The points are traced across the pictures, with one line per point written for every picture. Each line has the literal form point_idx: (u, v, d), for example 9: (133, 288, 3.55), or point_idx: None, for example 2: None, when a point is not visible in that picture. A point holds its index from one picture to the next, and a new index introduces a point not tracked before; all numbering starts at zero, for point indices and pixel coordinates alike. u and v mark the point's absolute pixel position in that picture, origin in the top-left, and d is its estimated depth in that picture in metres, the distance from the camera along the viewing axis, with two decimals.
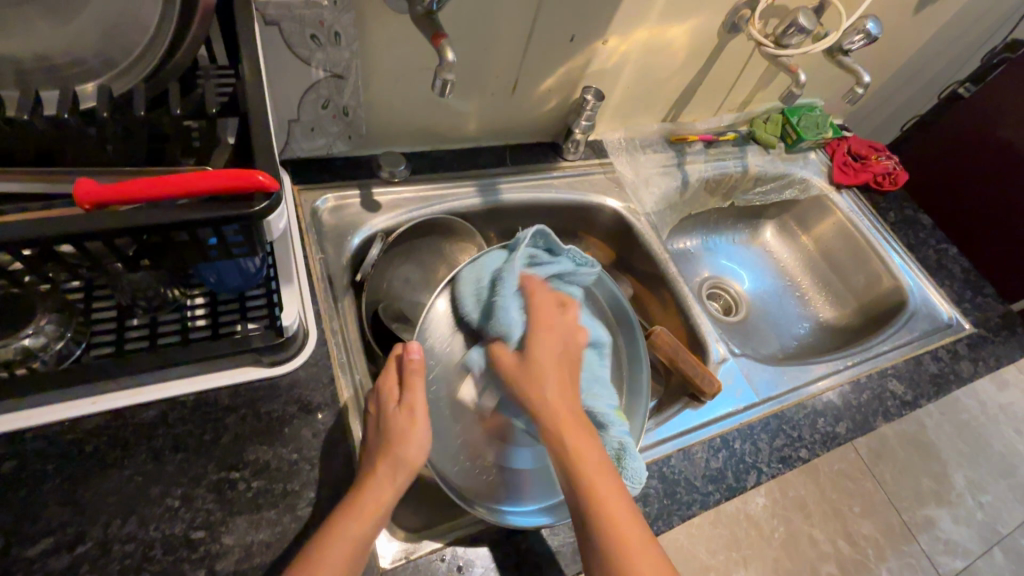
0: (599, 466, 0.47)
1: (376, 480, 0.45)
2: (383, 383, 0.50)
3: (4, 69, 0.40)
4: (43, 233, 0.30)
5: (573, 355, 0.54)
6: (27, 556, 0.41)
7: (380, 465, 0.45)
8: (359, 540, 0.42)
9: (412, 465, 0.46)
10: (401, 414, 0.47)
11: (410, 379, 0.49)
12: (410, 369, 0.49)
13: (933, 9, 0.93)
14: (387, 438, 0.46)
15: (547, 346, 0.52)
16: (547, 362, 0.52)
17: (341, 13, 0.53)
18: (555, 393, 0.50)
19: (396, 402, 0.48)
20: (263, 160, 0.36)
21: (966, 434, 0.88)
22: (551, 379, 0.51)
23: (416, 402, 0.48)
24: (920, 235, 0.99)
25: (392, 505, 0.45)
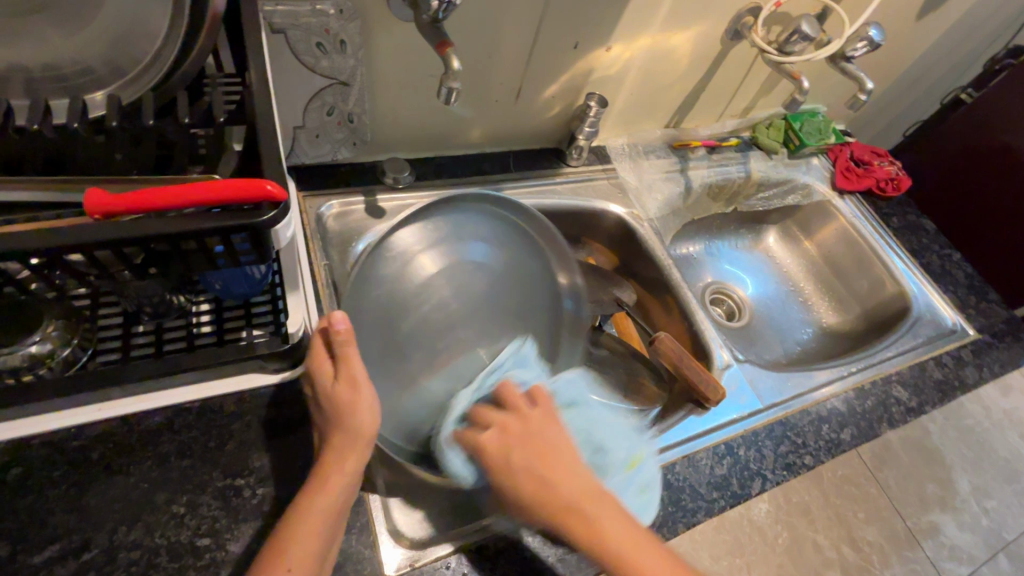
0: (621, 528, 0.44)
1: (334, 454, 0.45)
2: (315, 357, 0.47)
3: (14, 79, 0.40)
4: (53, 242, 0.31)
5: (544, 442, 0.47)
6: (32, 564, 0.41)
7: (336, 438, 0.45)
8: (328, 514, 0.43)
9: (366, 434, 0.45)
10: (341, 385, 0.45)
11: (341, 350, 0.46)
12: (339, 342, 0.45)
13: (935, 15, 0.93)
14: (336, 412, 0.45)
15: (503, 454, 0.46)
16: (518, 472, 0.45)
17: (346, 21, 0.53)
18: (537, 499, 0.44)
19: (332, 376, 0.46)
20: (271, 170, 0.37)
21: (970, 439, 0.88)
22: (529, 464, 0.45)
23: (355, 371, 0.45)
24: (923, 241, 0.99)
25: (357, 476, 0.45)
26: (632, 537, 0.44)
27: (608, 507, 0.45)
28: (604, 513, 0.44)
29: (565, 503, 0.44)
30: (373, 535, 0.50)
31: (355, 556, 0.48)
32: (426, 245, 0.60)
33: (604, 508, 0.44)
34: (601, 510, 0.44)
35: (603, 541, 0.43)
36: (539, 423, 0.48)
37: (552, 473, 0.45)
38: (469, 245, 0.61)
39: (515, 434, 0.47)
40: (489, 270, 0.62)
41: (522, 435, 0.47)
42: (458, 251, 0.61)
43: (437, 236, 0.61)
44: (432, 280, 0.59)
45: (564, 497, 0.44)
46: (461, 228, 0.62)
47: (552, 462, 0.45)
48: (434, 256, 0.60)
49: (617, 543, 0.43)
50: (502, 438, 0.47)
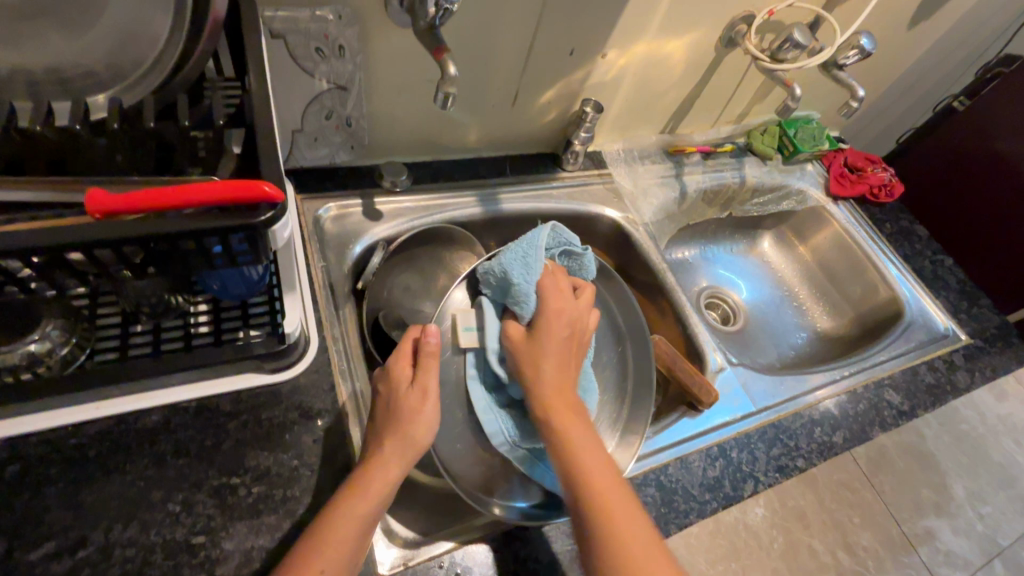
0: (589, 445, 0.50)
1: (385, 457, 0.46)
2: (394, 364, 0.52)
3: (16, 81, 0.40)
4: (53, 240, 0.31)
5: (579, 336, 0.56)
6: (28, 560, 0.41)
7: (390, 441, 0.47)
8: (367, 515, 0.43)
9: (422, 440, 0.48)
10: (413, 391, 0.49)
11: (424, 360, 0.51)
12: (427, 351, 0.51)
13: (926, 24, 0.95)
14: (402, 416, 0.48)
15: (556, 325, 0.54)
16: (554, 342, 0.54)
17: (345, 27, 0.54)
18: (552, 367, 0.53)
19: (408, 382, 0.50)
20: (269, 173, 0.37)
21: (965, 445, 0.88)
22: (551, 362, 0.53)
23: (429, 382, 0.50)
24: (916, 246, 1.00)
25: (399, 483, 0.47)
26: (590, 442, 0.51)
27: (583, 424, 0.52)
28: (577, 424, 0.51)
29: (569, 388, 0.53)
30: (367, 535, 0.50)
31: None
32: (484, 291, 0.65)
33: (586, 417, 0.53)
34: (581, 414, 0.52)
35: (572, 430, 0.51)
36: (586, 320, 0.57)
37: (558, 375, 0.53)
38: None
39: (569, 327, 0.55)
40: None
41: (571, 331, 0.55)
42: None
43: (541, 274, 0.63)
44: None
45: (566, 387, 0.53)
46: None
47: (565, 366, 0.54)
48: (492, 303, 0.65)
49: (580, 448, 0.50)
50: (562, 312, 0.55)
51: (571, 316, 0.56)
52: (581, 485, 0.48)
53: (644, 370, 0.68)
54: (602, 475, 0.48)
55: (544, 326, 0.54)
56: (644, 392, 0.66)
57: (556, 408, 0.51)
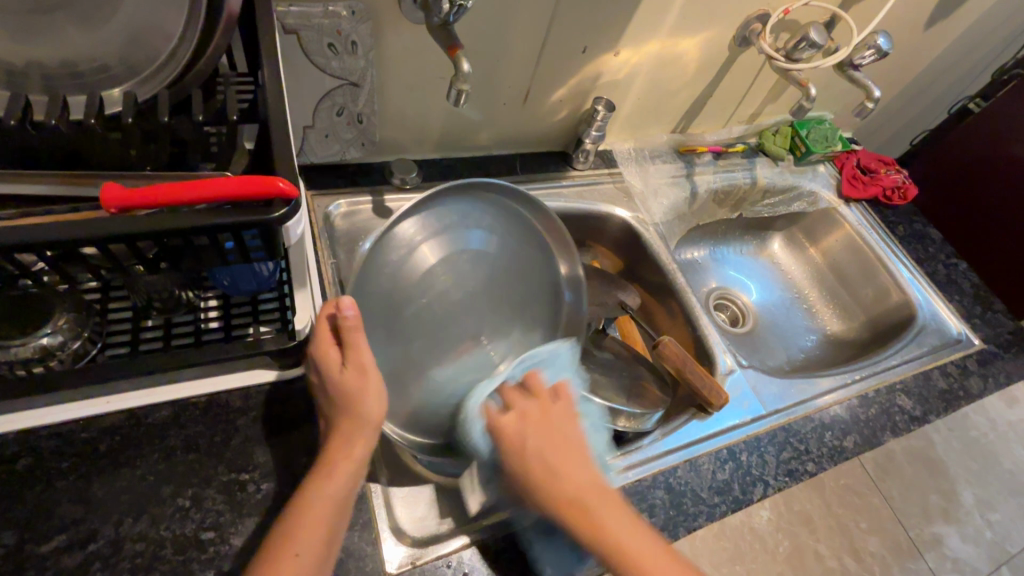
0: (634, 528, 0.45)
1: (345, 439, 0.45)
2: (318, 343, 0.46)
3: (32, 75, 0.40)
4: (65, 236, 0.31)
5: (563, 424, 0.50)
6: (40, 552, 0.41)
7: (345, 423, 0.45)
8: (337, 498, 0.43)
9: (373, 418, 0.45)
10: (350, 372, 0.45)
11: (348, 338, 0.45)
12: (347, 329, 0.44)
13: (943, 24, 0.94)
14: (347, 399, 0.45)
15: (529, 443, 0.48)
16: (534, 449, 0.47)
17: (358, 22, 0.54)
18: (551, 478, 0.46)
19: (340, 363, 0.45)
20: (283, 168, 0.37)
21: (975, 451, 0.88)
22: (551, 466, 0.47)
23: (365, 359, 0.45)
24: (929, 250, 0.99)
25: (366, 459, 0.46)
26: (625, 528, 0.45)
27: (614, 511, 0.46)
28: (608, 516, 0.45)
29: (580, 482, 0.46)
30: (375, 533, 0.50)
31: (357, 552, 0.49)
32: (427, 235, 0.57)
33: (608, 500, 0.46)
34: (600, 497, 0.46)
35: (609, 528, 0.44)
36: (557, 404, 0.51)
37: (565, 478, 0.46)
38: (467, 232, 0.60)
39: (538, 425, 0.49)
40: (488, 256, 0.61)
41: (543, 427, 0.49)
42: (462, 239, 0.59)
43: (436, 226, 0.58)
44: (432, 272, 0.57)
45: (577, 486, 0.46)
46: (468, 220, 0.60)
47: (567, 458, 0.47)
48: (434, 247, 0.58)
49: (630, 547, 0.44)
50: (520, 421, 0.49)
51: (537, 412, 0.50)
52: None
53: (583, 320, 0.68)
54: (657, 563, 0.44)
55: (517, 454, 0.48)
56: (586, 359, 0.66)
57: (578, 524, 0.45)
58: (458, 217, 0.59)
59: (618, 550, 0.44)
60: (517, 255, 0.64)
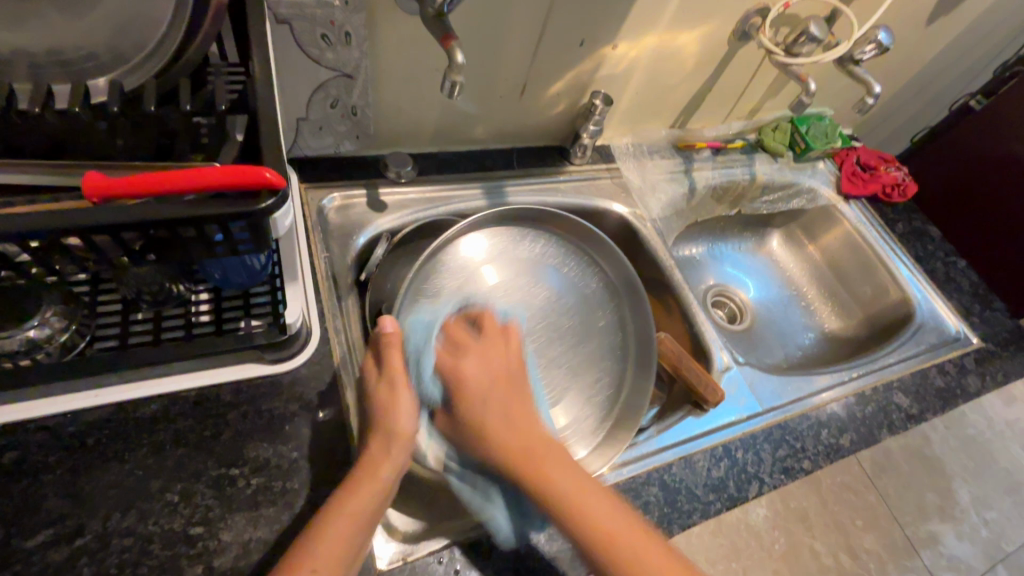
0: (576, 479, 0.45)
1: (374, 455, 0.46)
2: (367, 363, 0.51)
3: (18, 62, 0.40)
4: (46, 226, 0.31)
5: (507, 375, 0.50)
6: (27, 547, 0.41)
7: (376, 439, 0.46)
8: (360, 514, 0.43)
9: (402, 434, 0.47)
10: (384, 386, 0.48)
11: (388, 355, 0.49)
12: (388, 343, 0.49)
13: (945, 20, 0.93)
14: (380, 413, 0.47)
15: (476, 392, 0.48)
16: (481, 397, 0.48)
17: (352, 13, 0.53)
18: (496, 427, 0.46)
19: (377, 379, 0.49)
20: (272, 159, 0.37)
21: (971, 449, 0.87)
22: (492, 413, 0.47)
23: (398, 374, 0.48)
24: (928, 248, 0.98)
25: (393, 480, 0.46)
26: (569, 478, 0.45)
27: (557, 459, 0.46)
28: (551, 464, 0.45)
29: (525, 432, 0.47)
30: None
31: None
32: (490, 260, 0.67)
33: (554, 449, 0.46)
34: (545, 449, 0.46)
35: (551, 478, 0.44)
36: (505, 356, 0.51)
37: (506, 427, 0.46)
38: (539, 266, 0.70)
39: (485, 374, 0.49)
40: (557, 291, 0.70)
41: (490, 376, 0.49)
42: (532, 270, 0.69)
43: (500, 253, 0.68)
44: (494, 291, 0.66)
45: (524, 435, 0.47)
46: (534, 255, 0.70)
47: (513, 407, 0.48)
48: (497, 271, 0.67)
49: (572, 495, 0.44)
50: (468, 367, 0.49)
51: (483, 363, 0.49)
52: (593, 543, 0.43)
53: (645, 336, 0.70)
54: (597, 505, 0.44)
55: (465, 402, 0.48)
56: (644, 372, 0.67)
57: (522, 471, 0.45)
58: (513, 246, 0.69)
59: (561, 496, 0.44)
60: (585, 293, 0.72)
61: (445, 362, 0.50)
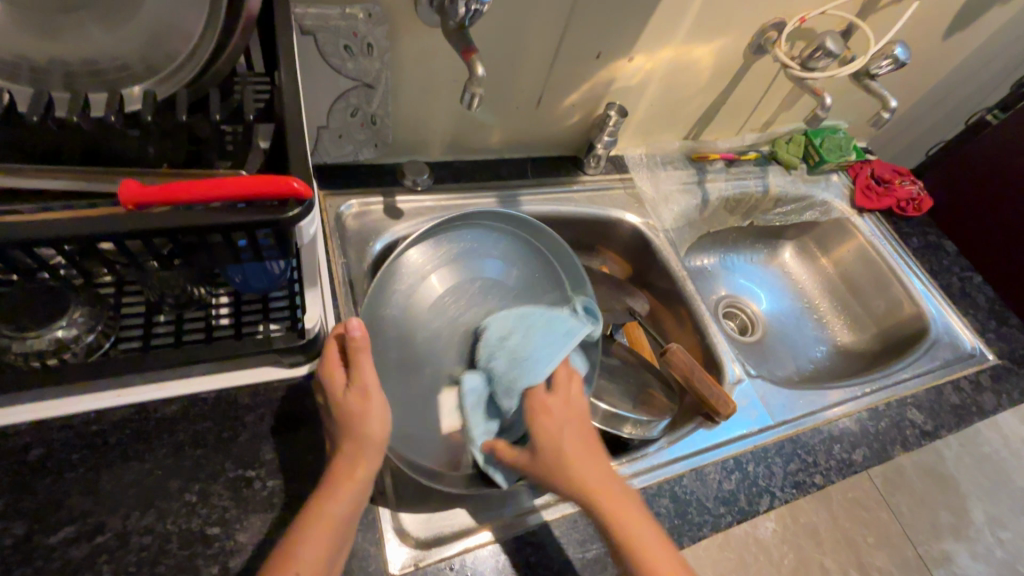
0: (643, 524, 0.49)
1: (345, 461, 0.45)
2: (327, 363, 0.47)
3: (55, 71, 0.41)
4: (81, 232, 0.32)
5: (583, 421, 0.54)
6: (48, 543, 0.42)
7: (347, 447, 0.45)
8: (334, 521, 0.43)
9: (376, 442, 0.45)
10: (353, 393, 0.46)
11: (355, 360, 0.46)
12: (353, 347, 0.46)
13: (962, 35, 0.93)
14: (348, 421, 0.45)
15: (557, 423, 0.51)
16: (563, 432, 0.51)
17: (374, 25, 0.55)
18: (575, 463, 0.50)
19: (345, 383, 0.46)
20: (297, 167, 0.37)
21: (986, 468, 0.86)
22: (574, 446, 0.51)
23: (367, 380, 0.46)
24: (943, 262, 0.98)
25: (367, 483, 0.45)
26: (640, 520, 0.49)
27: (626, 505, 0.49)
28: (623, 509, 0.49)
29: (599, 472, 0.50)
30: (378, 533, 0.50)
31: (360, 553, 0.48)
32: (434, 265, 0.62)
33: (624, 487, 0.51)
34: (618, 496, 0.49)
35: (622, 522, 0.48)
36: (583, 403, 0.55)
37: (582, 464, 0.50)
38: (485, 263, 0.65)
39: (569, 416, 0.53)
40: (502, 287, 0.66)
41: (574, 419, 0.53)
42: (475, 268, 0.64)
43: (445, 257, 0.63)
44: (441, 301, 0.62)
45: (595, 468, 0.50)
46: (474, 246, 0.65)
47: (588, 446, 0.52)
48: (442, 277, 0.62)
49: (641, 537, 0.48)
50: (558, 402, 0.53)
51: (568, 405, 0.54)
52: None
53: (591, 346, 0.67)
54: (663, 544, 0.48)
55: (546, 429, 0.51)
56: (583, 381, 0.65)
57: (598, 505, 0.48)
58: (457, 247, 0.64)
59: (631, 536, 0.47)
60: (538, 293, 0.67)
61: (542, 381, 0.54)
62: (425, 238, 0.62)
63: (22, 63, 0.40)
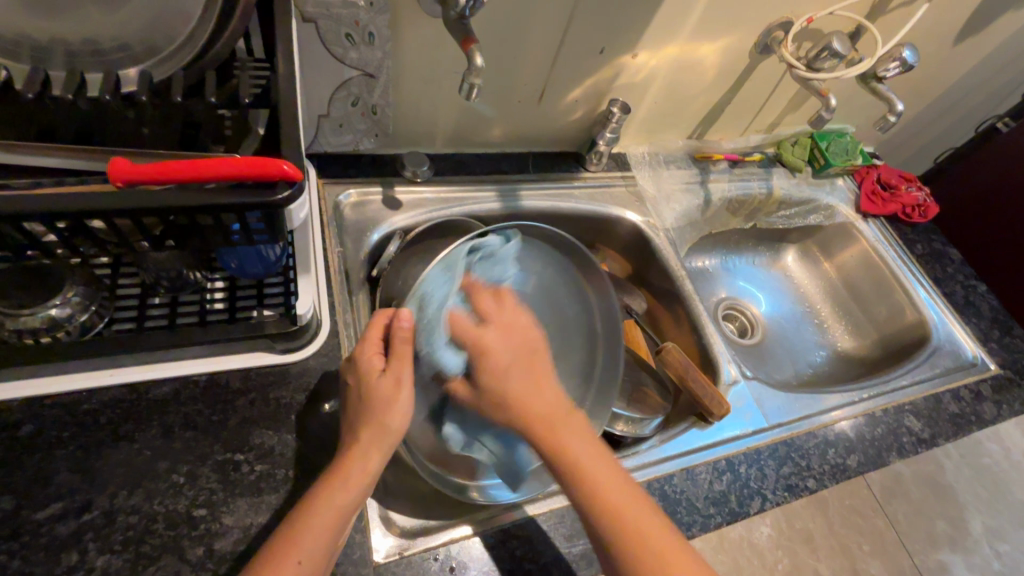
0: (595, 457, 0.47)
1: (362, 450, 0.44)
2: (366, 347, 0.48)
3: (53, 50, 0.41)
4: (71, 208, 0.32)
5: (526, 351, 0.49)
6: (36, 519, 0.42)
7: (365, 433, 0.44)
8: (341, 510, 0.42)
9: (394, 432, 0.45)
10: (386, 381, 0.46)
11: (397, 348, 0.46)
12: (398, 337, 0.46)
13: (973, 40, 0.92)
14: (375, 406, 0.45)
15: (492, 362, 0.48)
16: (501, 373, 0.47)
17: (376, 13, 0.55)
18: (519, 399, 0.47)
19: (379, 369, 0.46)
20: (289, 152, 0.37)
21: (985, 479, 0.85)
22: (516, 380, 0.47)
23: (404, 371, 0.46)
24: (948, 270, 0.96)
25: (378, 476, 0.45)
26: (590, 456, 0.47)
27: (579, 436, 0.47)
28: (574, 440, 0.47)
29: (548, 405, 0.47)
30: (365, 522, 0.50)
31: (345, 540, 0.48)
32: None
33: (575, 426, 0.48)
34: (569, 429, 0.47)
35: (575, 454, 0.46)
36: (523, 331, 0.50)
37: (527, 395, 0.47)
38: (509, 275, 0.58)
39: (508, 349, 0.48)
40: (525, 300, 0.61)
41: (512, 351, 0.48)
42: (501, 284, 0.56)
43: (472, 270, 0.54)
44: None
45: (540, 409, 0.47)
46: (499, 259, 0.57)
47: (533, 380, 0.48)
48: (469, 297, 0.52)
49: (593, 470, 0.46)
50: (489, 343, 0.48)
51: (504, 340, 0.49)
52: (607, 518, 0.45)
53: (613, 369, 0.64)
54: (615, 489, 0.46)
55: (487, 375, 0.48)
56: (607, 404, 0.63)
57: (543, 443, 0.46)
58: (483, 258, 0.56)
59: (580, 470, 0.46)
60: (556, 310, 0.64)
61: (462, 318, 0.50)
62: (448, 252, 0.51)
63: (21, 42, 0.40)
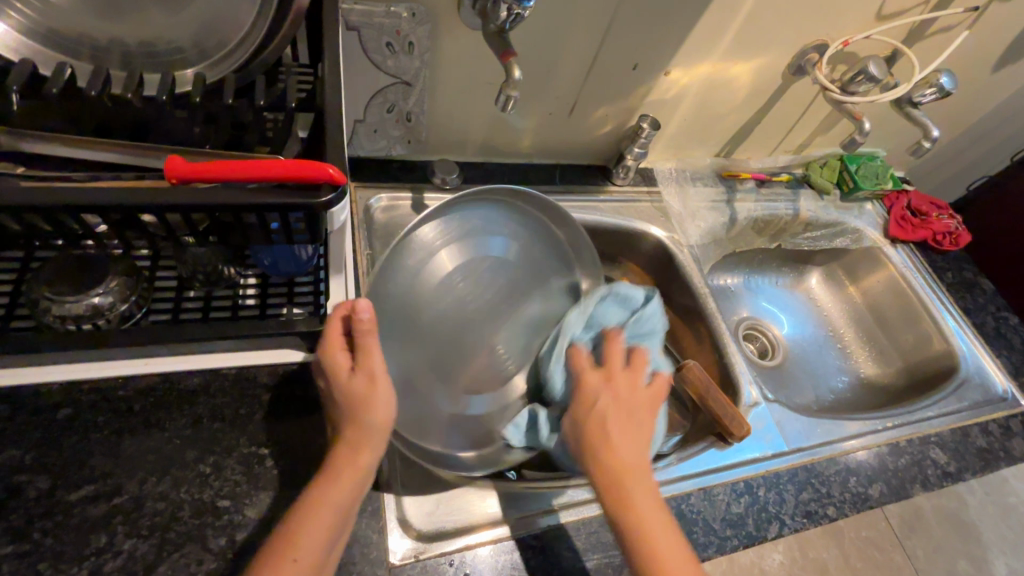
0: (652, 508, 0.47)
1: (349, 448, 0.44)
2: (330, 344, 0.45)
3: (112, 51, 0.43)
4: (125, 202, 0.33)
5: (625, 401, 0.51)
6: (69, 500, 0.43)
7: (351, 431, 0.44)
8: (336, 508, 0.43)
9: (379, 427, 0.45)
10: (359, 378, 0.44)
11: (360, 341, 0.44)
12: (359, 333, 0.44)
13: (1011, 69, 0.90)
14: (352, 406, 0.44)
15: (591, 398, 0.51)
16: (596, 411, 0.50)
17: (417, 24, 0.56)
18: (598, 440, 0.48)
19: (351, 368, 0.45)
20: (332, 155, 0.39)
21: (1012, 520, 0.82)
22: (609, 424, 0.49)
23: (376, 367, 0.45)
24: (979, 300, 0.94)
25: (371, 472, 0.45)
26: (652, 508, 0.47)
27: (644, 487, 0.47)
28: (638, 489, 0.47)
29: (624, 454, 0.48)
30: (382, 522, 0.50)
31: (362, 539, 0.49)
32: (447, 240, 0.59)
33: (644, 481, 0.48)
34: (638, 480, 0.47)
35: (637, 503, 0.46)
36: (633, 384, 0.52)
37: (612, 439, 0.48)
38: (488, 239, 0.62)
39: (607, 393, 0.51)
40: (506, 263, 0.64)
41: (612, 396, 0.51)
42: (481, 245, 0.61)
43: (456, 232, 0.59)
44: (450, 279, 0.59)
45: (617, 456, 0.48)
46: (483, 223, 0.62)
47: (621, 426, 0.50)
48: (452, 254, 0.59)
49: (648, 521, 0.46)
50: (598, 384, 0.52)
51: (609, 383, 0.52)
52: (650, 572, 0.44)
53: None
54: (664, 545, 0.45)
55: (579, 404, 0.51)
56: None
57: (607, 488, 0.47)
58: (474, 223, 0.60)
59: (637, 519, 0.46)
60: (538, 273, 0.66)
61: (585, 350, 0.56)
62: (440, 213, 0.57)
63: (85, 42, 0.42)
